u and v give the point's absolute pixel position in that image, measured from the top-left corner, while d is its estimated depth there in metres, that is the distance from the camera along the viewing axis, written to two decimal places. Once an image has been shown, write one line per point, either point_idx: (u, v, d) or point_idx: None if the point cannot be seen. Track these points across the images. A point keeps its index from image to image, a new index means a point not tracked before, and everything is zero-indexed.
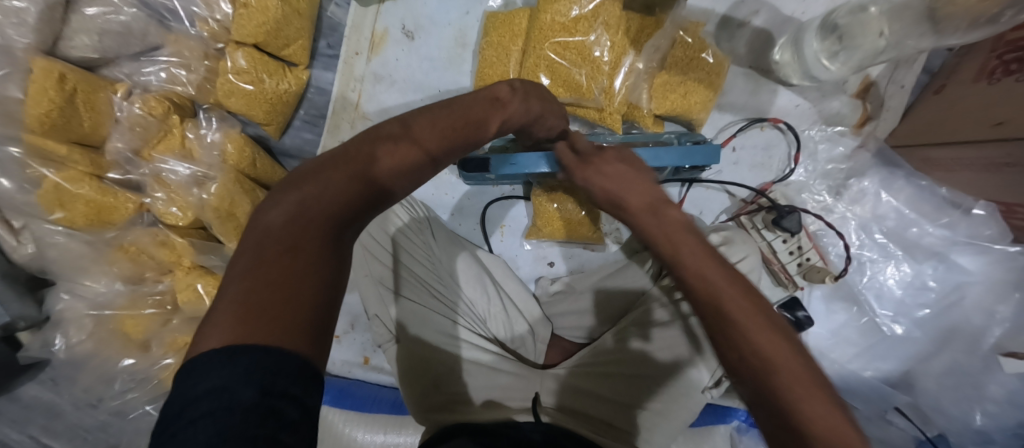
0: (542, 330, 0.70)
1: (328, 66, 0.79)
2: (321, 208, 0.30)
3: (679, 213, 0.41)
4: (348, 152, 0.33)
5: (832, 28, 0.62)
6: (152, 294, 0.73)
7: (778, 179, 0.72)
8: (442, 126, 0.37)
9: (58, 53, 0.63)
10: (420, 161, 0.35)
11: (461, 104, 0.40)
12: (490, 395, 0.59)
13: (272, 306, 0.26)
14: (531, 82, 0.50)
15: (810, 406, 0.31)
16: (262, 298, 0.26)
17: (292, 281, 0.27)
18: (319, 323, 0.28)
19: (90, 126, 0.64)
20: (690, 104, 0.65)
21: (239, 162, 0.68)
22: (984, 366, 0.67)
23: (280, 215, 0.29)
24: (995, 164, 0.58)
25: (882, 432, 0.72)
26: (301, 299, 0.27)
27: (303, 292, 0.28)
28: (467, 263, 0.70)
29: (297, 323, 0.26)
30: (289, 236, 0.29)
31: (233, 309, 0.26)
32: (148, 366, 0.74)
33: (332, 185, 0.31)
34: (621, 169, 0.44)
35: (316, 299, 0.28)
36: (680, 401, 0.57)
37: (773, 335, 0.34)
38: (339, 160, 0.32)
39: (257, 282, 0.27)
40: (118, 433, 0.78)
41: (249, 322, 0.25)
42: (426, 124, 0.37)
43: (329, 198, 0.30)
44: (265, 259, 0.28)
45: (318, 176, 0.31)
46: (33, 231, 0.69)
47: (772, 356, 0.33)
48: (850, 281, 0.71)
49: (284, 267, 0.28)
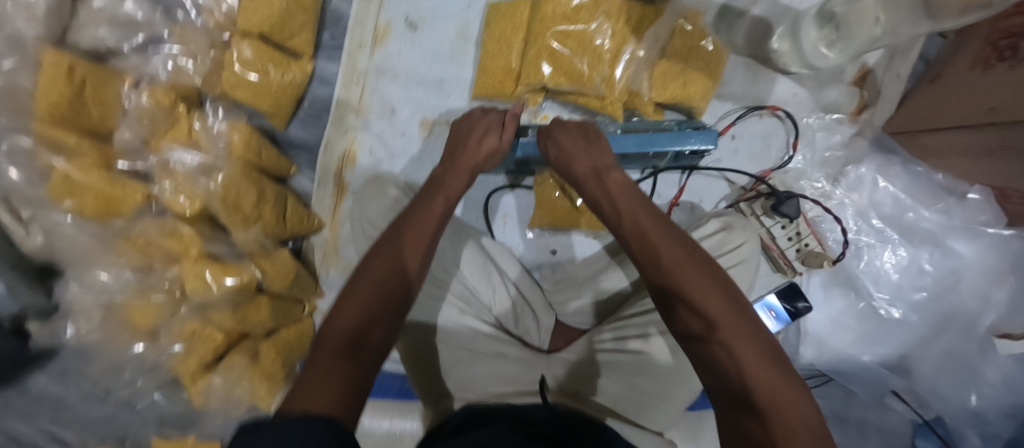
0: (545, 320, 0.69)
1: (332, 57, 0.80)
2: (361, 312, 0.42)
3: (618, 176, 0.50)
4: (367, 268, 0.47)
5: (829, 17, 0.63)
6: (160, 282, 0.73)
7: (777, 167, 0.73)
8: (424, 230, 0.51)
9: (67, 43, 0.65)
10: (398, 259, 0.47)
11: (424, 210, 0.54)
12: (494, 383, 0.60)
13: (328, 384, 0.35)
14: (485, 137, 0.61)
15: (747, 356, 0.35)
16: (314, 379, 0.36)
17: (346, 366, 0.38)
18: (345, 389, 0.36)
19: (99, 116, 0.65)
20: (690, 93, 0.66)
21: (246, 153, 0.70)
22: (980, 350, 0.68)
23: (339, 322, 0.42)
24: (991, 148, 0.59)
25: (879, 418, 0.72)
26: (349, 382, 0.37)
27: (348, 376, 0.37)
28: (472, 253, 0.70)
29: (323, 389, 0.35)
30: (344, 337, 0.40)
31: (299, 391, 0.35)
32: (156, 354, 0.74)
33: (347, 302, 0.44)
34: (575, 138, 0.55)
35: (361, 382, 0.38)
36: (672, 384, 0.60)
37: (716, 292, 0.39)
38: (361, 277, 0.46)
39: (321, 371, 0.36)
40: (126, 424, 0.81)
41: (293, 398, 0.34)
42: (412, 235, 0.50)
43: (345, 310, 0.43)
44: (323, 355, 0.38)
45: (353, 293, 0.44)
46: (41, 222, 0.70)
47: (710, 306, 0.38)
48: (847, 266, 0.72)
49: (338, 360, 0.38)
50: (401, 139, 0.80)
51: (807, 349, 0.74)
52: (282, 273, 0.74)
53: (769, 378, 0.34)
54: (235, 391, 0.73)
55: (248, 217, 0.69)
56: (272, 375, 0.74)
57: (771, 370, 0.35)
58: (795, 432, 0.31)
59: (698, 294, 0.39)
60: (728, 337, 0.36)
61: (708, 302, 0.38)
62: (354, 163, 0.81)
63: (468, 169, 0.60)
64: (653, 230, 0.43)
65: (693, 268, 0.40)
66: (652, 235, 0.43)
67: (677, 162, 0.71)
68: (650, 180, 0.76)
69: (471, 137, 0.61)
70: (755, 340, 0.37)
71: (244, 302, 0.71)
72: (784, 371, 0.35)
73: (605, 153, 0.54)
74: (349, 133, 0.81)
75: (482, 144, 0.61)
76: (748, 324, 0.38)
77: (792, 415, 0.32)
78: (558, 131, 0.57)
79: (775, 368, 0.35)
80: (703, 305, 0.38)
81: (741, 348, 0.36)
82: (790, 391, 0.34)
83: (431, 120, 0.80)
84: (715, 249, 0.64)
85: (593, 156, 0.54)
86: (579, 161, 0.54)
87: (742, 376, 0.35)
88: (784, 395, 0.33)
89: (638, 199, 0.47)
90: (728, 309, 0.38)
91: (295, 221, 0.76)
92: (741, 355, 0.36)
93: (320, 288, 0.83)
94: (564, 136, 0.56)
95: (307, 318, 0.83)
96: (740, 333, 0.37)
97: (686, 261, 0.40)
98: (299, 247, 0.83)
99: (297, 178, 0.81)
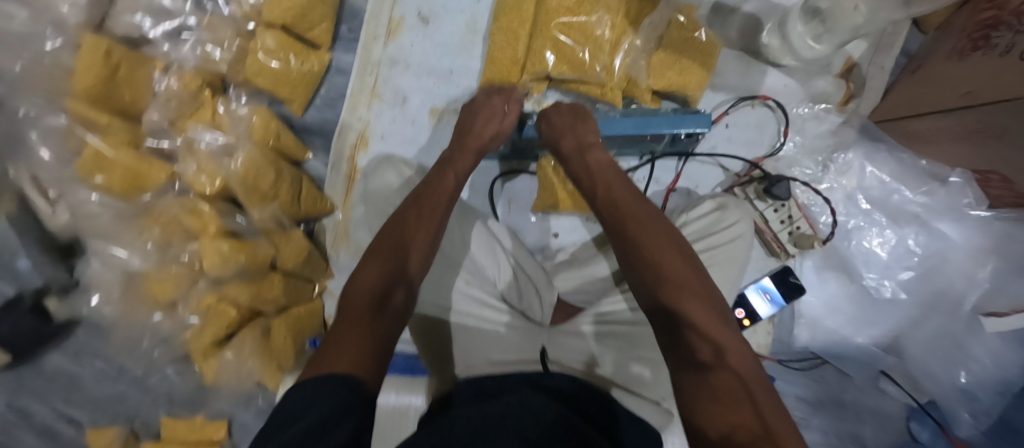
0: (549, 297, 0.72)
1: (348, 48, 0.85)
2: (383, 277, 0.46)
3: (601, 156, 0.57)
4: (382, 244, 0.50)
5: (814, 12, 0.68)
6: (180, 255, 0.75)
7: (769, 154, 0.77)
8: (436, 206, 0.55)
9: (105, 30, 0.70)
10: (405, 236, 0.50)
11: (429, 190, 0.57)
12: (496, 351, 0.64)
13: (358, 339, 0.39)
14: (483, 116, 0.65)
15: (699, 312, 0.42)
16: (337, 342, 0.38)
17: (370, 323, 0.41)
18: (367, 351, 0.38)
19: (131, 98, 0.69)
20: (687, 81, 0.71)
21: (265, 135, 0.74)
22: (967, 327, 0.71)
23: (362, 283, 0.45)
24: (968, 130, 0.62)
25: (875, 402, 0.77)
26: (376, 339, 0.40)
27: (373, 334, 0.40)
28: (477, 229, 0.73)
29: (350, 351, 0.37)
30: (366, 304, 0.43)
31: (331, 349, 0.38)
32: (173, 326, 0.78)
33: (363, 274, 0.47)
34: (566, 118, 0.62)
35: (387, 339, 0.41)
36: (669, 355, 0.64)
37: (678, 261, 0.46)
38: (378, 249, 0.49)
39: (348, 331, 0.40)
40: (133, 406, 0.86)
41: (321, 358, 0.37)
42: (421, 214, 0.53)
43: (361, 281, 0.46)
44: (351, 315, 0.42)
45: (374, 261, 0.48)
46: (69, 200, 0.73)
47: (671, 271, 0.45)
48: (837, 248, 0.76)
49: (364, 320, 0.41)
50: (411, 126, 0.85)
51: (801, 331, 0.77)
52: (295, 252, 0.77)
53: (716, 333, 0.41)
54: (246, 364, 0.76)
55: (266, 195, 0.73)
56: (282, 353, 0.77)
57: (714, 325, 0.42)
58: (726, 371, 0.38)
59: (660, 261, 0.46)
60: (687, 299, 0.43)
61: (664, 265, 0.45)
62: (366, 149, 0.85)
63: (476, 148, 0.64)
64: (627, 209, 0.50)
65: (659, 241, 0.47)
66: (624, 209, 0.51)
67: (675, 147, 0.75)
68: (648, 167, 0.79)
69: (477, 120, 0.65)
70: (706, 301, 0.43)
71: (258, 278, 0.74)
72: (730, 328, 0.42)
73: (591, 131, 0.60)
74: (362, 120, 0.85)
75: (487, 125, 0.65)
76: (701, 287, 0.44)
77: (734, 365, 0.39)
78: (552, 113, 0.64)
79: (721, 324, 0.42)
80: (664, 270, 0.45)
81: (694, 307, 0.42)
82: (734, 343, 0.41)
83: (440, 109, 0.84)
84: (710, 227, 0.68)
85: (580, 135, 0.60)
86: (567, 139, 0.60)
87: (691, 326, 0.42)
88: (727, 345, 0.40)
89: (615, 181, 0.54)
90: (684, 276, 0.45)
91: (309, 203, 0.80)
92: (693, 313, 0.42)
93: (331, 269, 0.86)
94: (556, 116, 0.63)
95: (318, 299, 0.86)
96: (693, 293, 0.43)
97: (652, 234, 0.48)
98: (311, 228, 0.87)
99: (312, 162, 0.85)
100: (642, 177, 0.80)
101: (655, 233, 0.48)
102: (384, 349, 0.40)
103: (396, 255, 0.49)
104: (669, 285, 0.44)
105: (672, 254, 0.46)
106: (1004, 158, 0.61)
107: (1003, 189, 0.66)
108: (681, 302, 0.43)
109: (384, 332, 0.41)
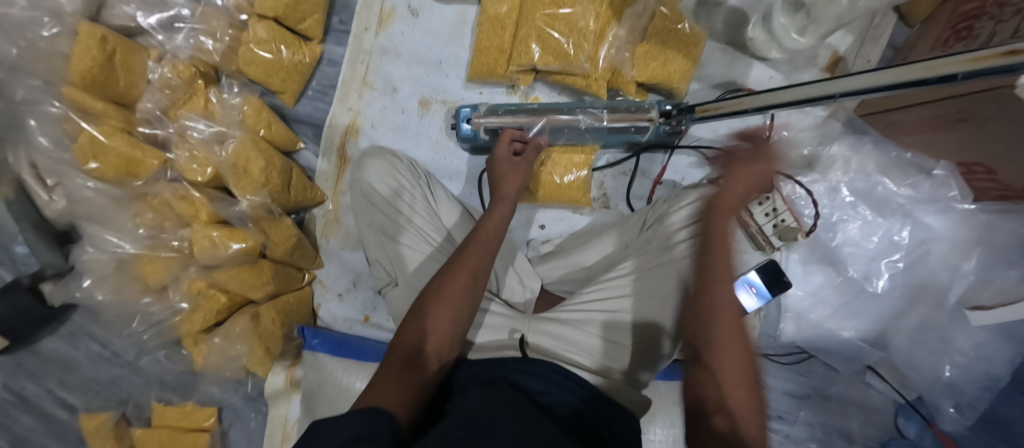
0: (532, 283, 0.74)
1: (340, 40, 0.87)
2: (418, 336, 0.53)
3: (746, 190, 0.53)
4: (427, 295, 0.55)
5: (797, 6, 0.68)
6: (172, 238, 0.77)
7: (755, 146, 0.79)
8: (473, 262, 0.57)
9: (101, 19, 0.72)
10: (449, 292, 0.55)
11: (478, 240, 0.59)
12: (478, 333, 0.66)
13: (395, 389, 0.47)
14: (508, 158, 0.69)
15: (738, 389, 0.43)
16: (379, 386, 0.47)
17: (405, 383, 0.48)
18: (402, 398, 0.46)
19: (126, 85, 0.70)
20: (670, 72, 0.71)
21: (257, 123, 0.77)
22: (951, 319, 0.71)
23: (406, 336, 0.53)
24: (949, 121, 0.63)
25: (861, 395, 0.77)
26: (408, 386, 0.48)
27: (405, 385, 0.48)
28: (458, 215, 0.76)
29: (386, 397, 0.45)
30: (406, 355, 0.51)
31: (371, 393, 0.46)
32: (165, 308, 0.79)
33: (406, 324, 0.54)
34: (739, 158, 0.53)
35: (418, 390, 0.48)
36: (651, 348, 0.63)
37: (735, 326, 0.46)
38: (422, 304, 0.55)
39: (384, 380, 0.48)
40: (127, 389, 0.87)
41: (364, 395, 0.46)
42: (463, 264, 0.57)
43: (405, 330, 0.53)
44: (388, 370, 0.49)
45: (414, 315, 0.54)
46: (65, 186, 0.74)
47: (725, 328, 0.46)
48: (821, 240, 0.76)
49: (399, 372, 0.49)
50: (402, 116, 0.86)
51: (787, 325, 0.77)
52: (285, 238, 0.78)
53: (744, 405, 0.42)
54: (235, 347, 0.77)
55: (256, 181, 0.73)
56: (270, 337, 0.78)
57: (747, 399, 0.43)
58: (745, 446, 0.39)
59: (723, 317, 0.47)
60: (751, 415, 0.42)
61: (721, 324, 0.46)
62: (356, 137, 0.87)
63: (512, 195, 0.65)
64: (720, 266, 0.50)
65: (738, 343, 0.46)
66: (715, 267, 0.50)
67: (659, 140, 0.76)
68: (634, 159, 0.83)
69: (505, 162, 0.68)
70: (749, 372, 0.44)
71: (248, 263, 0.74)
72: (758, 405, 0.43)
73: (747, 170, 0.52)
74: (353, 110, 0.87)
75: (516, 168, 0.68)
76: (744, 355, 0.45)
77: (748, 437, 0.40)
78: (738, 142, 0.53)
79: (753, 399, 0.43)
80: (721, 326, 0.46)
81: (731, 372, 0.44)
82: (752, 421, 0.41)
83: (430, 99, 0.86)
84: (692, 217, 0.68)
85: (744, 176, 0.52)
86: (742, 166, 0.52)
87: (723, 389, 0.43)
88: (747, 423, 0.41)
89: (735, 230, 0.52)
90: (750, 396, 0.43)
91: (300, 190, 0.81)
92: (730, 377, 0.44)
93: (320, 258, 0.88)
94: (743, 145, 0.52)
95: (307, 286, 0.87)
96: (738, 358, 0.45)
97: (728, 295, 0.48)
98: (301, 217, 0.89)
99: (303, 152, 0.87)
100: (628, 170, 0.84)
101: (733, 332, 0.46)
102: (416, 398, 0.47)
103: (433, 306, 0.54)
104: (715, 344, 0.46)
105: (733, 317, 0.47)
106: (986, 144, 0.62)
107: (988, 181, 0.67)
108: (722, 368, 0.44)
109: (412, 384, 0.48)
